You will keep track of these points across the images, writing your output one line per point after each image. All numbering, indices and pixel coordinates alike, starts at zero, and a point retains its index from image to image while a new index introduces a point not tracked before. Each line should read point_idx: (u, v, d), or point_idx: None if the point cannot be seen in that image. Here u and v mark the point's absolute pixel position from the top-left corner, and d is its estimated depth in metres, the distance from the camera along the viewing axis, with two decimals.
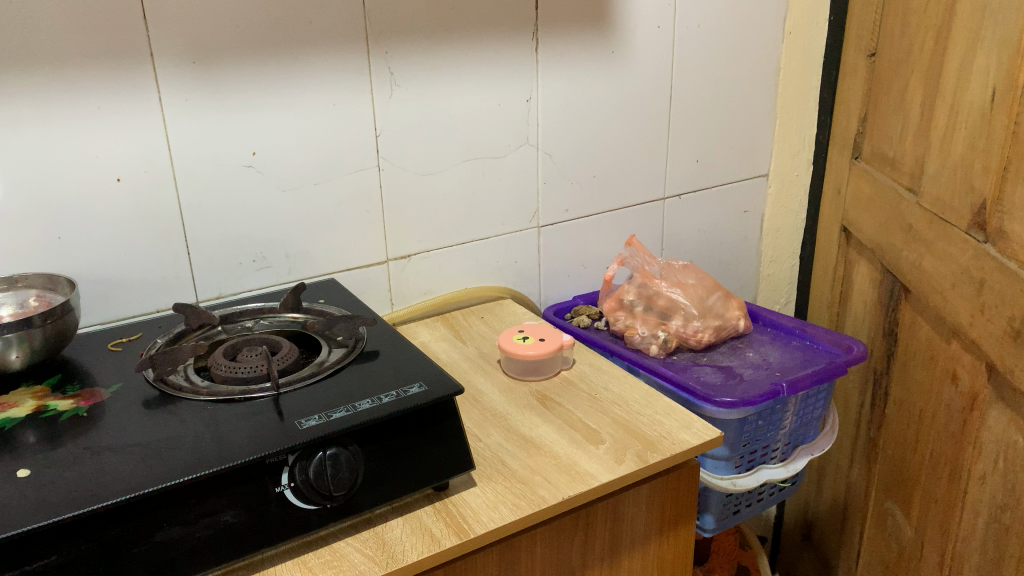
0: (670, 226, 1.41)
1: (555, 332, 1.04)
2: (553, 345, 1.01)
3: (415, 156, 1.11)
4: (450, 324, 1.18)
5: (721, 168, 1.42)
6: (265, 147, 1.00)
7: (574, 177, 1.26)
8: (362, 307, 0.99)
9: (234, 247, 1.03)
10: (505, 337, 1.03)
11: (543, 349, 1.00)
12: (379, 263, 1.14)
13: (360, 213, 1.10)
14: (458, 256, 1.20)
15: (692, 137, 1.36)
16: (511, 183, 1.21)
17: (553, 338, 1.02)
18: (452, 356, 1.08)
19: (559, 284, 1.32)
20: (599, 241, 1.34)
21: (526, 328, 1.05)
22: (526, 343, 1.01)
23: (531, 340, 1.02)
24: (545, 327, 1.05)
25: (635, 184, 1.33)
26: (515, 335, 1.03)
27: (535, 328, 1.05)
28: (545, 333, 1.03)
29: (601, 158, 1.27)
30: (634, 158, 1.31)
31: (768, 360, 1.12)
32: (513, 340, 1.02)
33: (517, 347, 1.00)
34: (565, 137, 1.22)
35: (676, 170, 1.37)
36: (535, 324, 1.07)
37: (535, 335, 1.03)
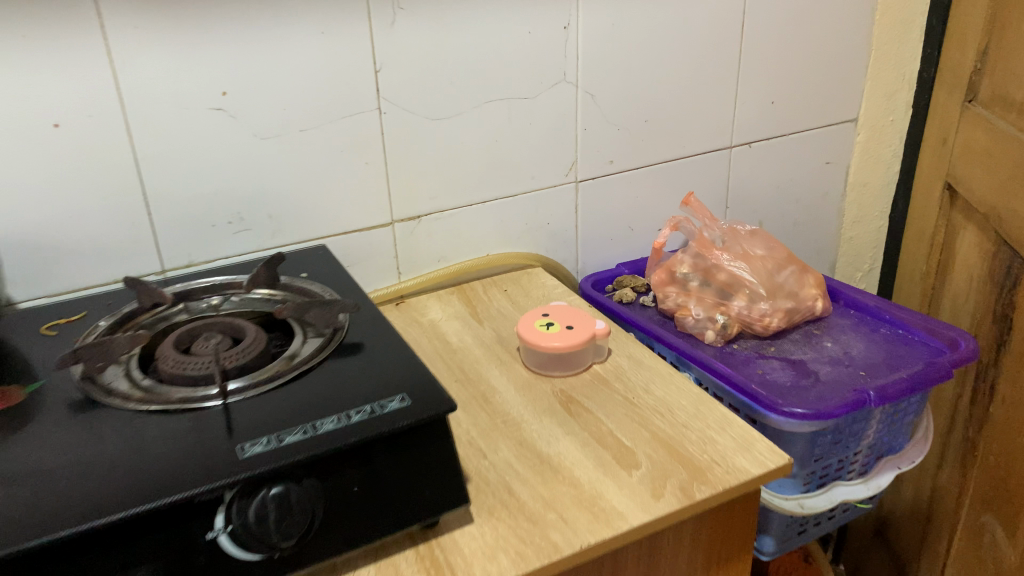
0: (736, 182, 1.19)
1: (589, 318, 0.85)
2: (585, 334, 0.82)
3: (426, 97, 0.92)
4: (466, 299, 1.00)
5: (800, 111, 1.18)
6: (238, 86, 0.82)
7: (621, 123, 1.05)
8: (351, 282, 0.81)
9: (205, 206, 0.86)
10: (525, 323, 0.85)
11: (571, 339, 0.82)
12: (383, 225, 0.96)
13: (360, 166, 0.92)
14: (479, 216, 1.02)
15: (767, 75, 1.13)
16: (545, 130, 1.01)
17: (586, 326, 0.84)
18: (465, 340, 0.91)
19: (601, 249, 1.13)
20: (649, 200, 1.13)
21: (551, 312, 0.87)
22: (551, 331, 0.83)
23: (557, 327, 0.84)
24: (576, 311, 0.87)
25: (694, 131, 1.11)
26: (538, 321, 0.85)
27: (561, 312, 0.87)
28: (575, 319, 0.85)
29: (654, 99, 1.06)
30: (695, 100, 1.09)
31: (850, 354, 0.91)
32: (535, 326, 0.84)
33: (540, 336, 0.82)
34: (611, 74, 1.01)
35: (746, 115, 1.14)
36: (564, 306, 0.88)
37: (561, 321, 0.85)
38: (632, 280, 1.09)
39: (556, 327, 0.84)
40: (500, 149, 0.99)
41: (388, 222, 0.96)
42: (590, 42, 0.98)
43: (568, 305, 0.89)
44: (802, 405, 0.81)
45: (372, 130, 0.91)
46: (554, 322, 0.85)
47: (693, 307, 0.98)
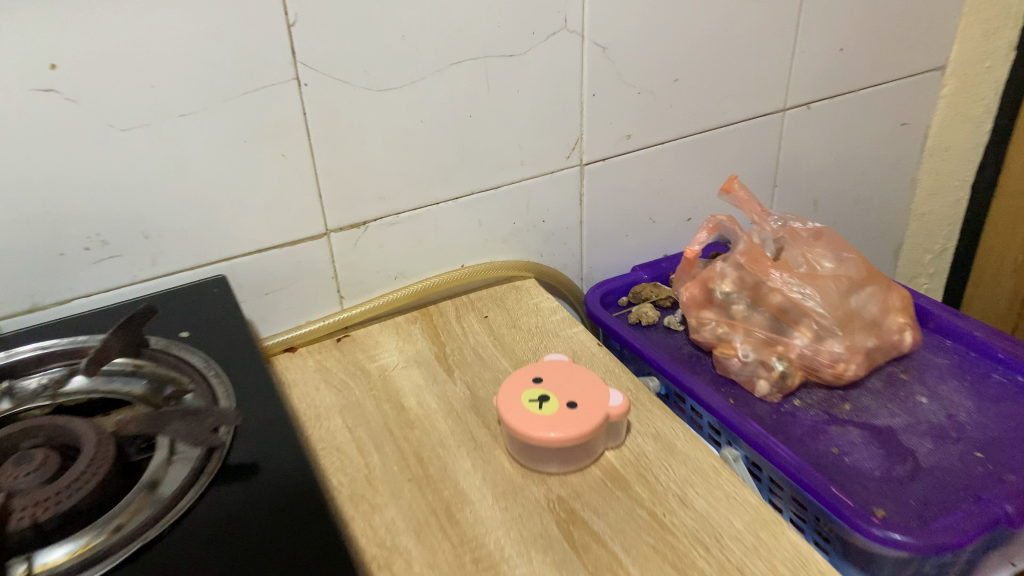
0: (787, 154, 0.92)
1: (600, 389, 0.60)
2: (594, 417, 0.57)
3: (364, 58, 0.64)
4: (433, 330, 0.74)
5: (875, 59, 0.90)
6: (78, 54, 0.55)
7: (641, 86, 0.77)
8: (258, 366, 0.57)
9: (46, 228, 0.60)
10: (508, 396, 0.60)
11: (574, 426, 0.56)
12: (313, 238, 0.70)
13: (274, 159, 0.65)
14: (449, 217, 0.75)
15: (837, 12, 0.84)
16: (537, 98, 0.73)
17: (595, 403, 0.59)
18: (426, 403, 0.66)
19: (612, 248, 0.86)
20: (676, 182, 0.86)
21: (544, 377, 0.62)
22: (545, 412, 0.58)
23: (554, 406, 0.59)
24: (580, 377, 0.61)
25: (738, 91, 0.83)
26: (526, 393, 0.60)
27: (558, 379, 0.61)
28: (580, 390, 0.60)
29: (687, 51, 0.78)
30: (741, 50, 0.80)
31: (959, 422, 0.66)
32: (522, 402, 0.59)
33: (528, 420, 0.57)
34: (630, 18, 0.73)
35: (805, 67, 0.86)
36: (564, 365, 0.63)
37: (559, 396, 0.59)
38: (652, 291, 0.84)
39: (552, 405, 0.59)
40: (474, 126, 0.72)
41: (322, 232, 0.70)
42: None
43: (569, 364, 0.63)
44: (895, 514, 0.57)
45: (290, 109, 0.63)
46: (549, 397, 0.59)
47: (737, 344, 0.73)
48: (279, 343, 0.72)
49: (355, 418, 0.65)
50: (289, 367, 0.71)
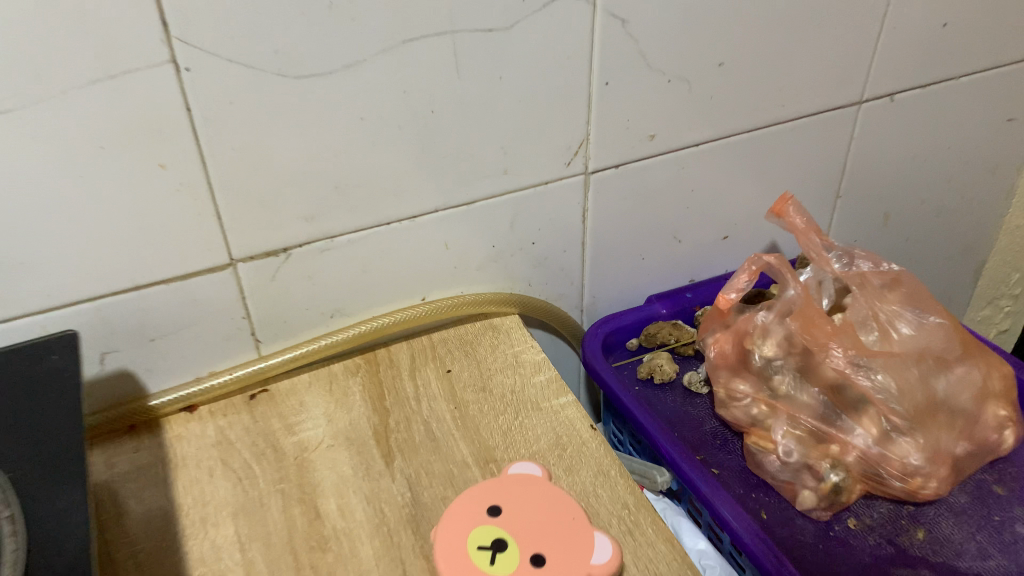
0: (859, 154, 0.71)
1: (581, 532, 0.43)
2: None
3: (271, 28, 0.44)
4: (378, 391, 0.57)
5: (988, 38, 0.68)
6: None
7: (672, 72, 0.57)
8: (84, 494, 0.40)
9: None
10: (453, 534, 0.44)
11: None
12: (213, 271, 0.52)
13: (146, 171, 0.46)
14: (404, 241, 0.56)
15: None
16: (528, 87, 0.53)
17: (570, 557, 0.42)
18: (350, 511, 0.49)
19: (625, 276, 0.67)
20: (712, 193, 0.66)
21: (508, 504, 0.45)
22: (498, 569, 0.42)
23: (513, 558, 0.42)
24: (557, 508, 0.44)
25: (803, 79, 0.62)
26: (478, 532, 0.43)
27: (524, 509, 0.44)
28: (551, 533, 0.43)
29: (738, 26, 0.57)
30: (812, 20, 0.59)
31: None
32: (471, 548, 0.43)
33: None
34: None
35: (896, 45, 0.64)
36: (539, 484, 0.46)
37: (523, 540, 0.43)
38: (671, 333, 0.65)
39: (511, 556, 0.42)
40: (438, 125, 0.52)
41: (225, 263, 0.52)
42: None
43: (546, 483, 0.46)
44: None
45: (163, 103, 0.44)
46: (509, 541, 0.43)
47: (776, 434, 0.55)
48: (173, 403, 0.55)
49: (253, 527, 0.48)
50: (182, 437, 0.54)
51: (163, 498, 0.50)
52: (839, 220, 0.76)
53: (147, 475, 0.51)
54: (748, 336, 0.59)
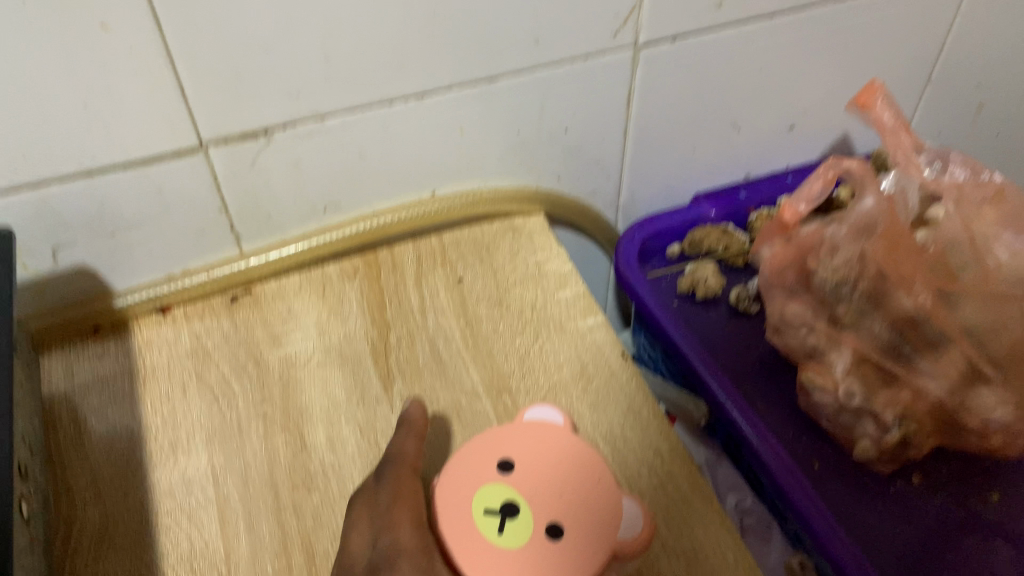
0: (963, 33, 0.59)
1: (605, 498, 0.36)
2: (587, 566, 0.34)
3: None
4: (378, 300, 0.49)
5: None
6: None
7: None
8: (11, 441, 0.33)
9: None
10: (455, 495, 0.36)
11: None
12: (181, 156, 0.43)
13: (87, 33, 0.37)
14: (410, 123, 0.47)
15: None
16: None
17: (593, 532, 0.34)
18: (340, 443, 0.42)
19: (670, 171, 0.58)
20: (781, 75, 0.55)
21: (518, 459, 0.37)
22: (508, 544, 0.34)
23: (525, 529, 0.34)
24: (576, 465, 0.37)
25: None
26: (486, 489, 0.36)
27: (536, 465, 0.37)
28: (569, 498, 0.35)
29: None
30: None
31: None
32: (475, 515, 0.35)
33: (478, 557, 0.34)
34: None
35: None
36: (554, 434, 0.38)
37: (536, 507, 0.35)
38: (719, 240, 0.57)
39: (523, 527, 0.35)
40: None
41: (192, 146, 0.43)
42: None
43: (564, 432, 0.38)
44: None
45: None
46: (519, 506, 0.35)
47: (837, 371, 0.47)
48: (143, 302, 0.48)
49: (228, 456, 0.42)
50: (152, 343, 0.47)
51: (128, 415, 0.44)
52: (925, 111, 0.64)
53: (112, 387, 0.45)
54: (812, 252, 0.50)
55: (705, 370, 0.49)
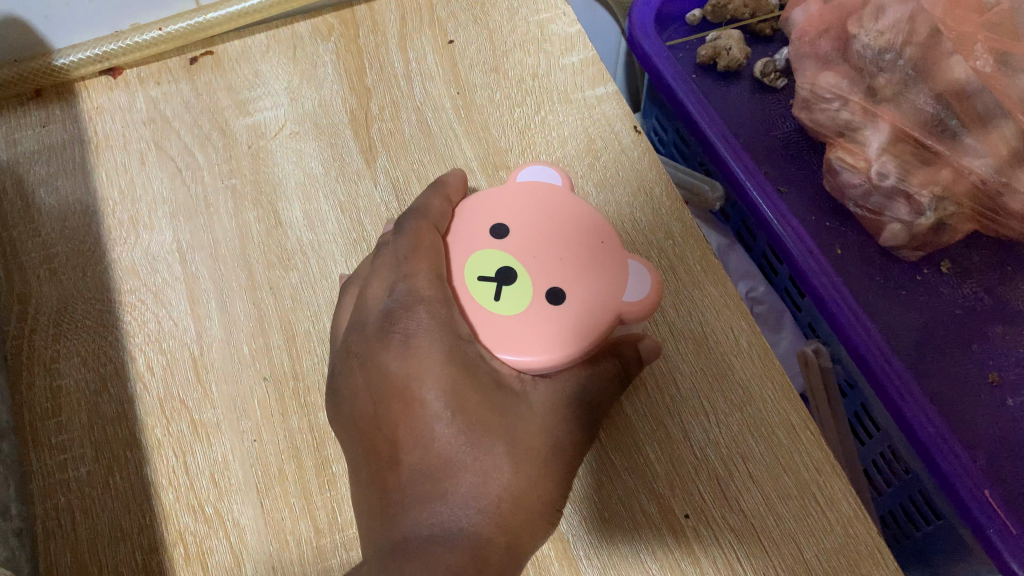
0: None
1: (611, 258, 0.32)
2: (597, 330, 0.31)
3: None
4: (357, 64, 0.43)
5: None
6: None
7: None
8: None
9: None
10: (444, 255, 0.32)
11: (554, 349, 0.30)
12: None
13: None
14: None
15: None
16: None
17: (598, 294, 0.31)
18: (317, 221, 0.38)
19: None
20: None
21: (513, 218, 0.33)
22: (507, 307, 0.31)
23: (525, 292, 0.31)
24: (581, 224, 0.33)
25: None
26: (478, 255, 0.32)
27: (535, 224, 0.33)
28: (572, 258, 0.32)
29: None
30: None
31: None
32: (469, 278, 0.32)
33: (476, 322, 0.31)
34: None
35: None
36: (554, 192, 0.34)
37: (536, 270, 0.32)
38: (746, 5, 0.50)
39: (523, 289, 0.31)
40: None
41: None
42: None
43: (565, 190, 0.34)
44: (995, 466, 0.38)
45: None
46: (518, 268, 0.32)
47: (871, 149, 0.42)
48: (87, 63, 0.42)
49: (196, 234, 0.38)
50: (103, 110, 0.42)
51: (80, 188, 0.39)
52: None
53: (61, 157, 0.40)
54: (854, 16, 0.44)
55: (725, 148, 0.44)
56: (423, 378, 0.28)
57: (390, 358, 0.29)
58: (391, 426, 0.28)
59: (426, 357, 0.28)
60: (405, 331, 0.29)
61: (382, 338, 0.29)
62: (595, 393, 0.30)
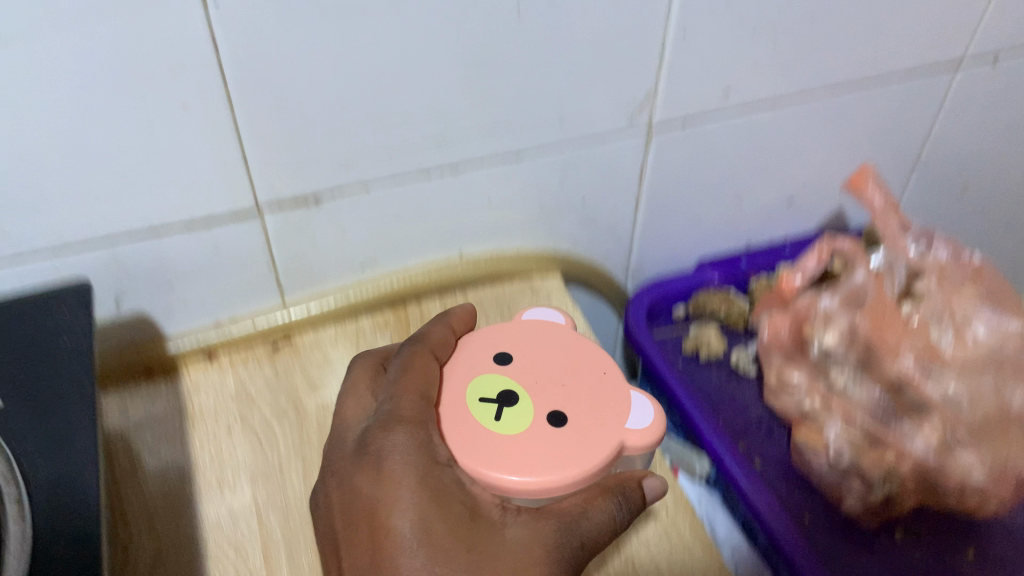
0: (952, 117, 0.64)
1: (614, 391, 0.40)
2: (584, 457, 0.36)
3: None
4: None
5: None
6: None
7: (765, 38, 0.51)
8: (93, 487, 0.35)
9: None
10: (450, 379, 0.40)
11: (557, 468, 0.36)
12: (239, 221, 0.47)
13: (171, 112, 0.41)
14: (442, 194, 0.52)
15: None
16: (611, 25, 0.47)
17: (604, 419, 0.38)
18: None
19: (677, 241, 0.63)
20: (783, 153, 0.60)
21: (516, 353, 0.41)
22: (510, 426, 0.38)
23: (526, 414, 0.38)
24: (587, 365, 0.41)
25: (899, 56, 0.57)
26: (483, 380, 0.40)
27: (540, 359, 0.41)
28: (577, 388, 0.40)
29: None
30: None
31: None
32: (473, 397, 0.39)
33: (481, 435, 0.37)
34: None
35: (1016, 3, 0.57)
36: (557, 329, 0.43)
37: (539, 397, 0.39)
38: (721, 305, 0.63)
39: (524, 411, 0.38)
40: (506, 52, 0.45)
41: (248, 208, 0.47)
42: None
43: (578, 337, 0.43)
44: None
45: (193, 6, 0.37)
46: (520, 395, 0.39)
47: (830, 436, 0.50)
48: (189, 347, 0.52)
49: (270, 494, 0.46)
50: (199, 387, 0.51)
51: (178, 452, 0.48)
52: (909, 198, 0.70)
53: (164, 426, 0.49)
54: (808, 321, 0.54)
55: (710, 432, 0.53)
56: (393, 508, 0.32)
57: (362, 479, 0.34)
58: (359, 557, 0.32)
59: (400, 486, 0.33)
60: (378, 458, 0.34)
61: (360, 463, 0.34)
62: (565, 534, 0.33)
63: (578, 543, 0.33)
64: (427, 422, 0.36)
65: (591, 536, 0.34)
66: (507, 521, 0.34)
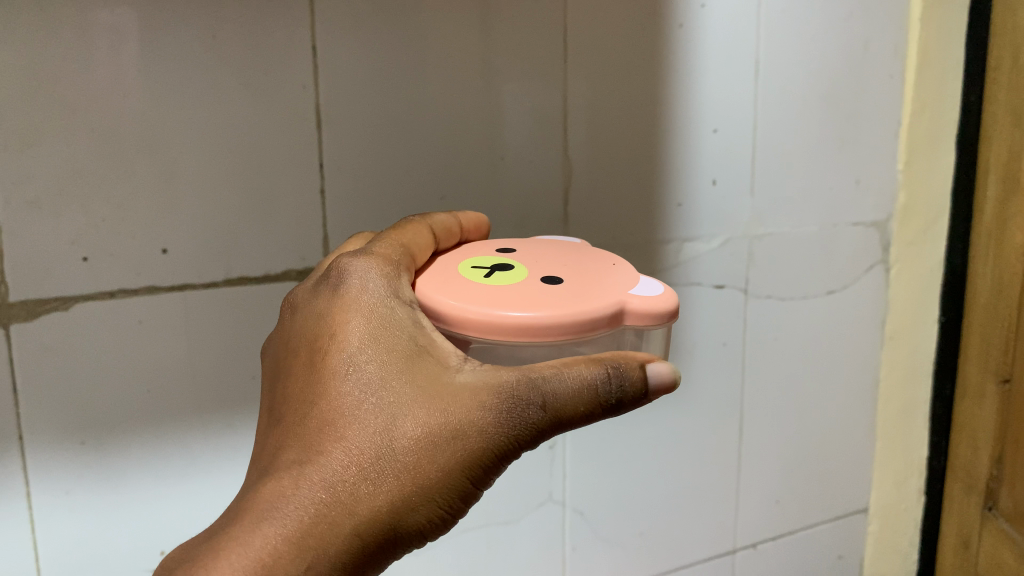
0: None
1: (613, 280, 0.42)
2: (599, 305, 0.39)
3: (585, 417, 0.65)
4: None
5: (905, 517, 0.85)
6: (146, 305, 0.51)
7: (759, 431, 0.75)
8: None
9: (115, 568, 0.55)
10: (444, 269, 0.44)
11: (586, 305, 0.38)
12: None
13: None
14: None
15: (868, 327, 0.78)
16: (513, 508, 0.65)
17: (604, 288, 0.41)
18: None
19: None
20: None
21: (527, 252, 0.46)
22: (507, 282, 0.41)
23: (523, 278, 0.42)
24: (589, 257, 0.45)
25: (769, 453, 0.76)
26: (490, 261, 0.44)
27: (545, 252, 0.46)
28: (577, 270, 0.43)
29: (779, 416, 0.76)
30: (752, 448, 0.75)
31: None
32: (476, 270, 0.43)
33: (479, 293, 0.40)
34: (772, 366, 0.74)
35: (850, 382, 0.79)
36: (570, 243, 0.48)
37: (534, 272, 0.42)
38: None
39: (521, 277, 0.42)
40: None
41: None
42: (675, 241, 0.66)
43: (577, 248, 0.47)
44: None
45: (238, 401, 0.56)
46: (523, 268, 0.43)
47: None
48: None
49: None
50: None
51: None
52: None
53: None
54: None
55: None
56: (356, 325, 0.39)
57: (326, 305, 0.41)
58: (310, 369, 0.40)
59: (355, 325, 0.39)
60: (349, 289, 0.41)
61: (331, 298, 0.41)
62: (529, 387, 0.36)
63: (540, 402, 0.36)
64: (399, 269, 0.42)
65: (556, 398, 0.36)
66: (464, 368, 0.38)
